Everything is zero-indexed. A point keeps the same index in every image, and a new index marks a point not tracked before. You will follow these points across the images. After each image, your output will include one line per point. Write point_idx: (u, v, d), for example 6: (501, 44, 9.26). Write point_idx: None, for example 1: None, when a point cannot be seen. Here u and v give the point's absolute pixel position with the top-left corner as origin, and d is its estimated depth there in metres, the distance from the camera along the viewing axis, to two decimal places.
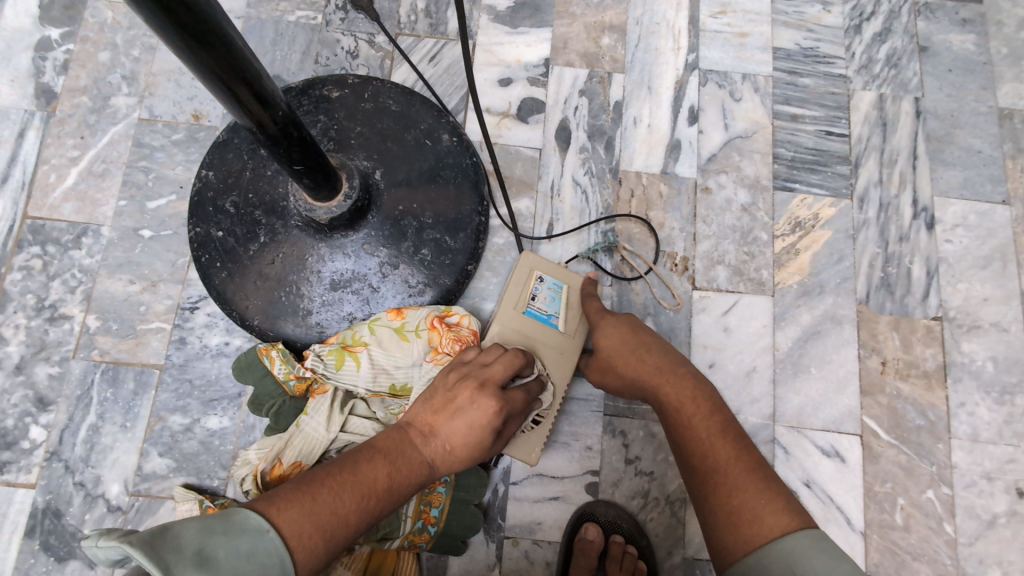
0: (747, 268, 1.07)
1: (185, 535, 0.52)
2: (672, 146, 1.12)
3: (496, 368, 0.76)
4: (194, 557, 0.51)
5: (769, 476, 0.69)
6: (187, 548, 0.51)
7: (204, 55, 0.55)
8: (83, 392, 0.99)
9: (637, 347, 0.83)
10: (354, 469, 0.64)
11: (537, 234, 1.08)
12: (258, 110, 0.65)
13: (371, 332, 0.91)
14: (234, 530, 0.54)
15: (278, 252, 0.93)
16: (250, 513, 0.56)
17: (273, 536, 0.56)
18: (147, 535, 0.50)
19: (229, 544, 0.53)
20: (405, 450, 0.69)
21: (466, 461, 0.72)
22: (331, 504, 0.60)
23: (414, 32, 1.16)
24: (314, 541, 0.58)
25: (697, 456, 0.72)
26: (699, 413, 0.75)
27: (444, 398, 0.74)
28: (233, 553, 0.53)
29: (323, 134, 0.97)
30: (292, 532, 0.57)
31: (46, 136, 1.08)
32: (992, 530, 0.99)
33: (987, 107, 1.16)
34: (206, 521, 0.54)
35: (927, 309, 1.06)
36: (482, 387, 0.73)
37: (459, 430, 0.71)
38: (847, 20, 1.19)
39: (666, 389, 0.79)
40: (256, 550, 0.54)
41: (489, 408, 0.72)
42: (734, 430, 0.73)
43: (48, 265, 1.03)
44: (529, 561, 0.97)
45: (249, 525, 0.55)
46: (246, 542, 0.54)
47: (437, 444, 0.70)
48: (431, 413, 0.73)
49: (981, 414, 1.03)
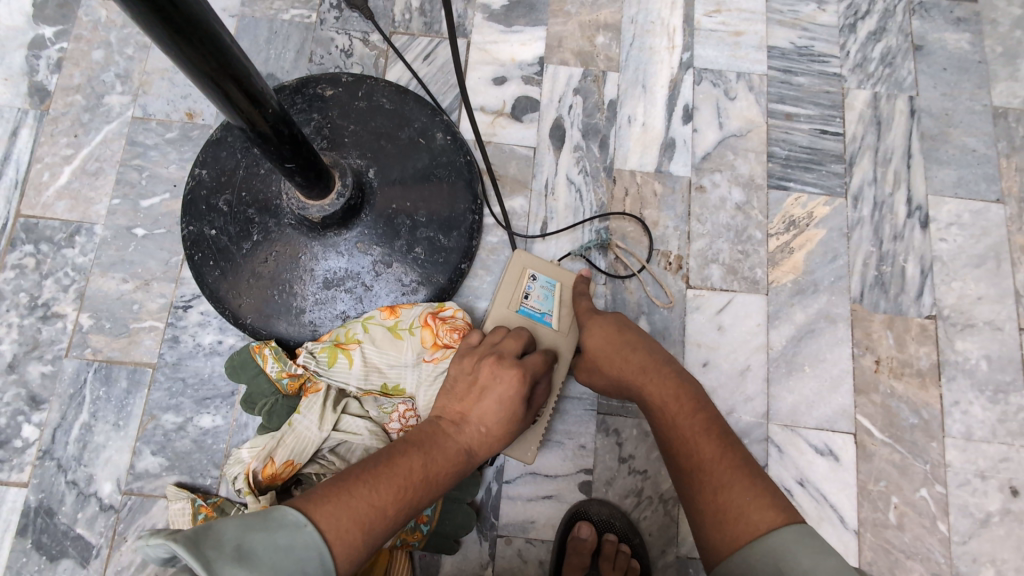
0: (741, 267, 1.07)
1: (226, 531, 0.51)
2: (666, 145, 1.12)
3: (509, 344, 0.81)
4: (235, 552, 0.50)
5: (754, 471, 0.69)
6: (227, 545, 0.50)
7: (191, 52, 0.55)
8: (75, 391, 0.99)
9: (622, 347, 0.83)
10: (390, 462, 0.64)
11: (531, 232, 1.08)
12: (249, 108, 0.65)
13: (364, 330, 0.91)
14: (273, 526, 0.53)
15: (271, 251, 0.93)
16: (287, 509, 0.55)
17: (313, 529, 0.55)
18: (191, 534, 0.49)
19: (269, 539, 0.52)
20: (438, 440, 0.70)
21: (500, 441, 0.74)
22: (369, 496, 0.60)
23: (408, 31, 1.16)
24: (354, 533, 0.57)
25: (684, 454, 0.72)
26: (683, 411, 0.75)
27: (467, 383, 0.76)
28: (273, 549, 0.52)
29: (316, 133, 0.97)
30: (330, 527, 0.56)
31: (39, 135, 1.08)
32: (985, 529, 0.99)
33: (982, 106, 1.16)
34: (246, 520, 0.53)
35: (921, 308, 1.06)
36: (499, 360, 0.77)
37: (489, 409, 0.73)
38: (842, 19, 1.19)
39: (651, 390, 0.79)
40: (295, 544, 0.53)
41: (511, 379, 0.75)
42: (719, 427, 0.73)
43: (41, 264, 1.03)
44: (522, 560, 0.97)
45: (287, 521, 0.54)
46: (286, 537, 0.53)
47: (470, 428, 0.72)
48: (457, 401, 0.75)
49: (974, 413, 1.03)
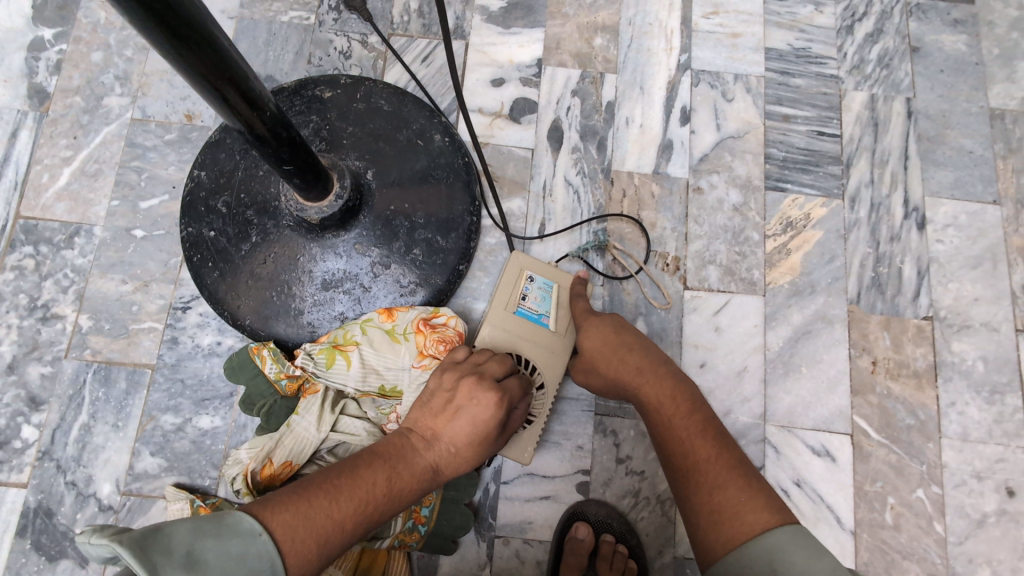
0: (739, 268, 1.07)
1: (176, 536, 0.53)
2: (663, 146, 1.12)
3: (492, 366, 0.79)
4: (181, 559, 0.52)
5: (749, 472, 0.69)
6: (175, 552, 0.52)
7: (189, 56, 0.55)
8: (75, 392, 1.00)
9: (619, 348, 0.83)
10: (354, 474, 0.64)
11: (529, 234, 1.08)
12: (246, 110, 0.65)
13: (361, 332, 0.91)
14: (225, 532, 0.55)
15: (270, 252, 0.94)
16: (243, 516, 0.57)
17: (265, 539, 0.56)
18: (138, 537, 0.51)
19: (219, 546, 0.54)
20: (406, 455, 0.69)
21: (468, 462, 0.73)
22: (327, 508, 0.60)
23: (406, 32, 1.16)
24: (305, 545, 0.58)
25: (679, 455, 0.72)
26: (679, 412, 0.75)
27: (443, 399, 0.75)
28: (222, 556, 0.54)
29: (315, 135, 0.98)
30: (283, 536, 0.57)
31: (39, 136, 1.08)
32: (982, 529, 0.99)
33: (979, 108, 1.16)
34: (197, 524, 0.55)
35: (917, 309, 1.06)
36: (479, 382, 0.75)
37: (461, 430, 0.72)
38: (839, 21, 1.20)
39: (646, 390, 0.79)
40: (246, 553, 0.55)
41: (488, 404, 0.73)
42: (715, 428, 0.73)
43: (41, 265, 1.03)
44: (519, 561, 0.97)
45: (241, 528, 0.56)
46: (237, 545, 0.55)
47: (439, 447, 0.72)
48: (431, 417, 0.74)
49: (971, 413, 1.03)
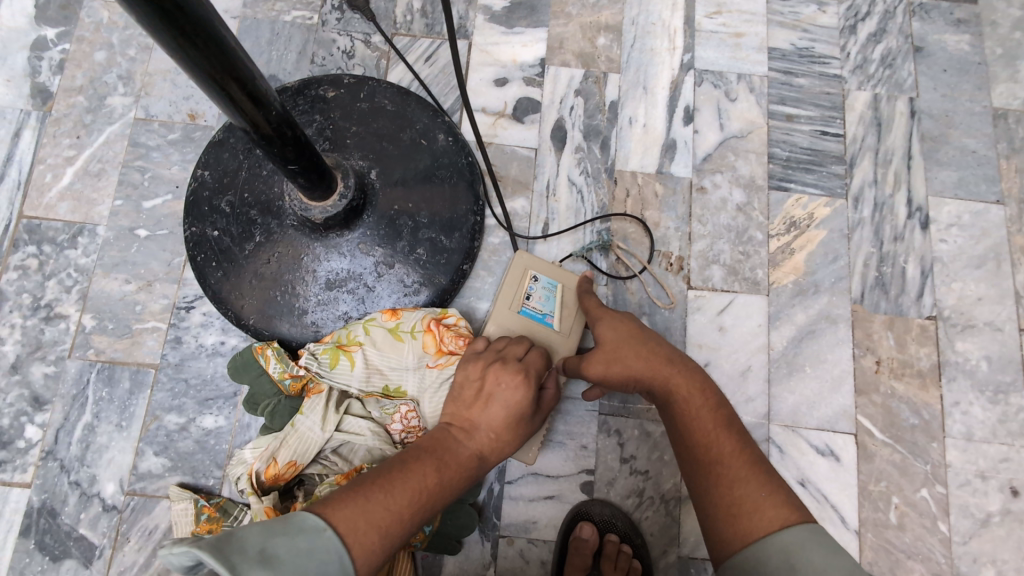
0: (742, 267, 1.07)
1: (248, 537, 0.52)
2: (667, 145, 1.12)
3: (512, 349, 0.82)
4: (258, 557, 0.51)
5: (769, 469, 0.69)
6: (250, 551, 0.51)
7: (193, 53, 0.55)
8: (78, 391, 0.99)
9: (643, 341, 0.81)
10: (402, 468, 0.65)
11: (533, 233, 1.08)
12: (252, 110, 0.65)
13: (365, 332, 0.92)
14: (293, 530, 0.55)
15: (274, 252, 0.94)
16: (305, 514, 0.56)
17: (332, 533, 0.56)
18: (214, 541, 0.50)
19: (289, 542, 0.53)
20: (449, 445, 0.70)
21: (511, 444, 0.75)
22: (385, 500, 0.61)
23: (409, 32, 1.16)
24: (370, 539, 0.58)
25: (701, 446, 0.72)
26: (707, 405, 0.75)
27: (474, 389, 0.77)
28: (295, 551, 0.53)
29: (318, 135, 0.98)
30: (347, 530, 0.57)
31: (41, 136, 1.08)
32: (986, 529, 0.99)
33: (982, 108, 1.16)
34: (265, 526, 0.54)
35: (921, 308, 1.06)
36: (504, 367, 0.78)
37: (497, 413, 0.74)
38: (842, 21, 1.20)
39: (676, 382, 0.77)
40: (316, 546, 0.54)
41: (517, 383, 0.76)
42: (738, 425, 0.73)
43: (44, 265, 1.03)
44: (524, 560, 0.97)
45: (306, 525, 0.55)
46: (306, 540, 0.54)
47: (480, 434, 0.73)
48: (465, 407, 0.75)
49: (975, 413, 1.03)
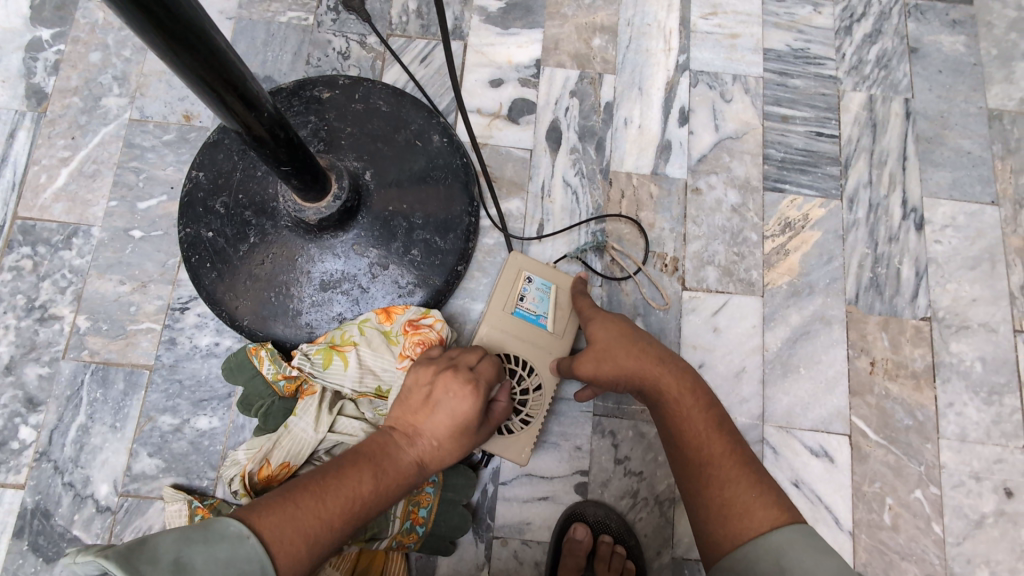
0: (737, 268, 1.07)
1: (163, 544, 0.53)
2: (662, 146, 1.12)
3: (467, 356, 0.80)
4: (171, 566, 0.52)
5: (759, 470, 0.69)
6: (163, 559, 0.52)
7: (184, 56, 0.55)
8: (72, 392, 0.99)
9: (634, 340, 0.81)
10: (336, 475, 0.65)
11: (527, 234, 1.08)
12: (244, 112, 0.65)
13: (359, 332, 0.92)
14: (213, 538, 0.56)
15: (268, 252, 0.94)
16: (229, 521, 0.57)
17: (254, 541, 0.57)
18: (124, 548, 0.51)
19: (207, 552, 0.54)
20: (389, 452, 0.71)
21: (452, 454, 0.74)
22: (313, 508, 0.62)
23: (404, 33, 1.16)
24: (297, 546, 0.59)
25: (692, 447, 0.72)
26: (697, 405, 0.74)
27: (421, 396, 0.76)
28: (212, 561, 0.54)
29: (313, 135, 0.98)
30: (271, 538, 0.58)
31: (36, 136, 1.08)
32: (980, 530, 0.99)
33: (977, 108, 1.16)
34: (183, 532, 0.55)
35: (916, 309, 1.06)
36: (454, 374, 0.77)
37: (441, 423, 0.73)
38: (837, 22, 1.20)
39: (667, 382, 0.77)
40: (233, 556, 0.55)
41: (465, 394, 0.75)
42: (729, 425, 0.73)
43: (38, 266, 1.03)
44: (518, 561, 0.97)
45: (228, 533, 0.57)
46: (224, 549, 0.55)
47: (421, 442, 0.73)
48: (410, 413, 0.75)
49: (969, 414, 1.03)
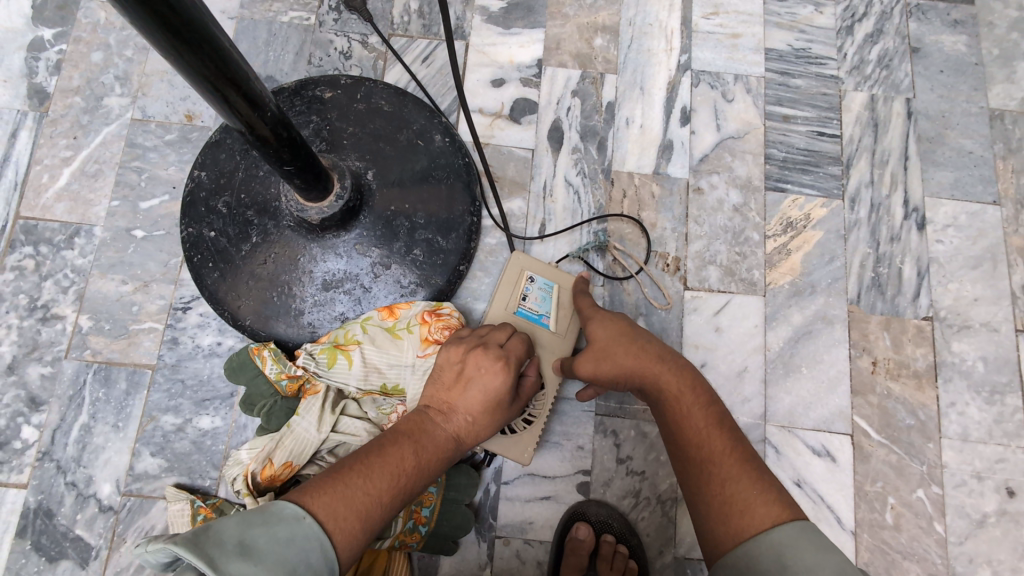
0: (738, 268, 1.08)
1: (225, 528, 0.52)
2: (663, 146, 1.12)
3: (496, 335, 0.81)
4: (238, 547, 0.51)
5: (760, 467, 0.69)
6: (229, 542, 0.51)
7: (188, 55, 0.55)
8: (75, 392, 0.99)
9: (633, 339, 0.81)
10: (381, 452, 0.65)
11: (529, 234, 1.08)
12: (247, 111, 0.65)
13: (363, 331, 0.92)
14: (272, 520, 0.55)
15: (270, 252, 0.94)
16: (284, 503, 0.57)
17: (312, 521, 0.56)
18: (191, 535, 0.50)
19: (268, 533, 0.53)
20: (427, 428, 0.71)
21: (487, 429, 0.75)
22: (364, 485, 0.62)
23: (406, 32, 1.16)
24: (352, 523, 0.59)
25: (693, 444, 0.72)
26: (697, 403, 0.74)
27: (453, 372, 0.77)
28: (276, 541, 0.53)
29: (315, 135, 0.98)
30: (328, 518, 0.58)
31: (38, 136, 1.08)
32: (981, 529, 0.99)
33: (979, 108, 1.16)
34: (243, 516, 0.54)
35: (917, 309, 1.07)
36: (485, 351, 0.78)
37: (476, 398, 0.74)
38: (839, 22, 1.20)
39: (666, 380, 0.77)
40: (295, 535, 0.55)
41: (496, 370, 0.76)
42: (729, 422, 0.73)
43: (40, 266, 1.03)
44: (520, 561, 0.97)
45: (285, 514, 0.56)
46: (286, 529, 0.54)
47: (457, 417, 0.74)
48: (444, 390, 0.76)
49: (971, 414, 1.03)
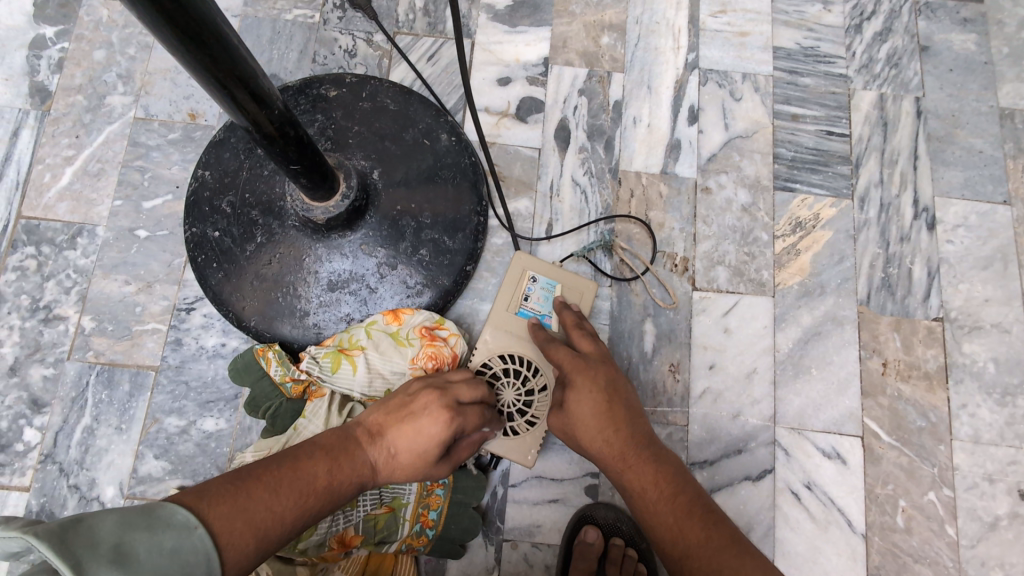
0: (748, 268, 1.07)
1: (103, 528, 0.47)
2: (671, 145, 1.11)
3: (461, 389, 0.78)
4: (111, 553, 0.46)
5: (744, 545, 0.65)
6: (103, 545, 0.47)
7: (196, 53, 0.54)
8: (77, 394, 0.98)
9: (602, 427, 0.75)
10: (295, 464, 0.63)
11: (536, 234, 1.07)
12: (253, 108, 0.64)
13: (367, 336, 0.93)
14: (158, 525, 0.50)
15: (275, 252, 0.93)
16: (176, 508, 0.52)
17: (202, 533, 0.52)
18: (57, 531, 0.45)
19: (153, 540, 0.49)
20: (351, 450, 0.68)
21: (403, 473, 0.72)
22: (264, 499, 0.58)
23: (411, 31, 1.15)
24: (243, 540, 0.55)
25: (670, 544, 0.68)
26: (664, 496, 0.70)
27: (401, 402, 0.75)
28: (158, 550, 0.49)
29: (321, 134, 0.97)
30: (223, 530, 0.54)
31: (40, 135, 1.07)
32: (994, 532, 0.98)
33: (989, 107, 1.15)
34: (126, 515, 0.49)
35: (928, 309, 1.06)
36: (439, 395, 0.75)
37: (407, 437, 0.71)
38: (847, 20, 1.19)
39: (630, 476, 0.73)
40: (181, 548, 0.50)
41: (441, 418, 0.72)
42: (701, 507, 0.69)
43: (43, 266, 1.02)
44: (528, 564, 0.96)
45: (175, 520, 0.51)
46: (172, 539, 0.50)
47: (382, 446, 0.71)
48: (384, 415, 0.73)
49: (983, 416, 1.02)
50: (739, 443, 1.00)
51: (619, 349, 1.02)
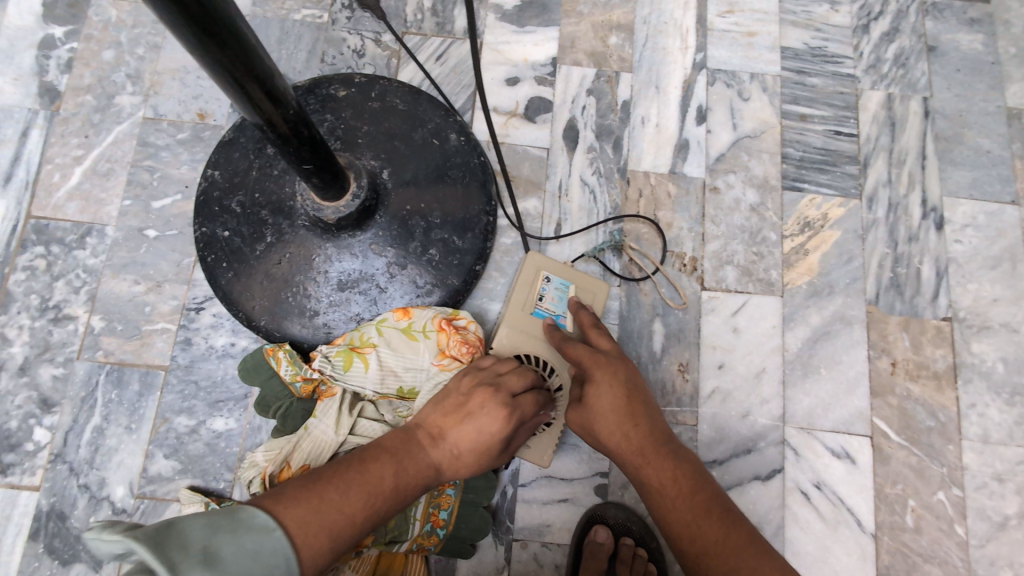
0: (756, 268, 1.07)
1: (192, 533, 0.52)
2: (679, 145, 1.11)
3: (511, 379, 0.78)
4: (200, 554, 0.51)
5: (763, 547, 0.64)
6: (193, 548, 0.51)
7: (214, 51, 0.55)
8: (87, 393, 0.98)
9: (622, 420, 0.75)
10: (362, 467, 0.65)
11: (545, 234, 1.07)
12: (269, 107, 0.64)
13: (378, 333, 0.91)
14: (240, 527, 0.54)
15: (285, 252, 0.93)
16: (255, 512, 0.56)
17: (281, 534, 0.56)
18: (153, 534, 0.50)
19: (235, 542, 0.53)
20: (413, 451, 0.69)
21: (469, 468, 0.73)
22: (338, 502, 0.61)
23: (419, 31, 1.15)
24: (320, 541, 0.58)
25: (686, 541, 0.67)
26: (682, 493, 0.70)
27: (457, 400, 0.75)
28: (241, 552, 0.53)
29: (330, 134, 0.97)
30: (300, 530, 0.57)
31: (49, 135, 1.07)
32: (1003, 532, 0.98)
33: (996, 107, 1.15)
34: (210, 520, 0.54)
35: (936, 309, 1.06)
36: (493, 393, 0.75)
37: (468, 436, 0.72)
38: (855, 20, 1.19)
39: (648, 471, 0.72)
40: (262, 549, 0.54)
41: (499, 417, 0.73)
42: (718, 506, 0.68)
43: (52, 265, 1.02)
44: (538, 564, 0.96)
45: (255, 523, 0.55)
46: (253, 541, 0.54)
47: (444, 446, 0.71)
48: (442, 415, 0.74)
49: (992, 415, 1.02)
50: (748, 443, 1.00)
51: (628, 349, 1.03)
